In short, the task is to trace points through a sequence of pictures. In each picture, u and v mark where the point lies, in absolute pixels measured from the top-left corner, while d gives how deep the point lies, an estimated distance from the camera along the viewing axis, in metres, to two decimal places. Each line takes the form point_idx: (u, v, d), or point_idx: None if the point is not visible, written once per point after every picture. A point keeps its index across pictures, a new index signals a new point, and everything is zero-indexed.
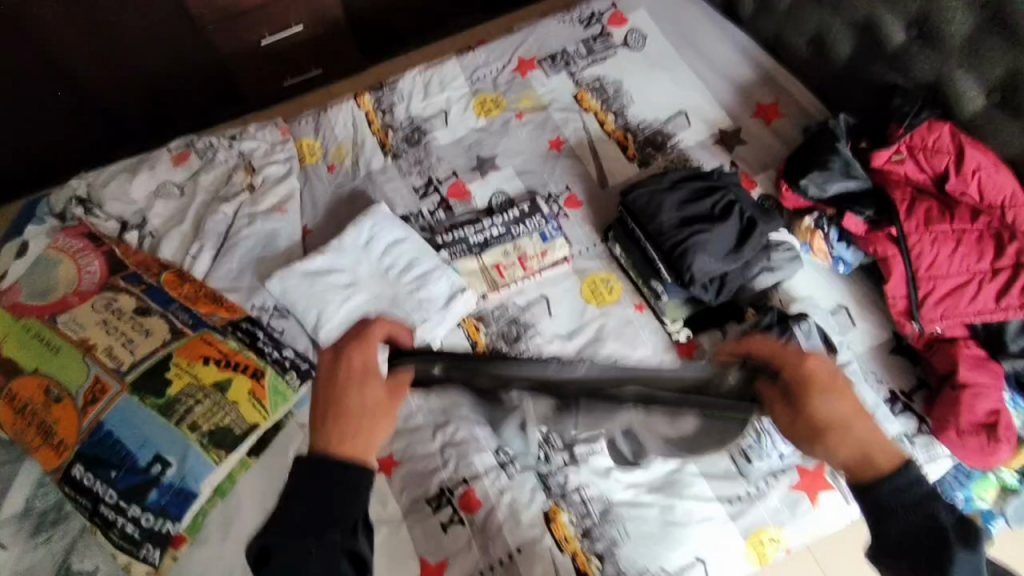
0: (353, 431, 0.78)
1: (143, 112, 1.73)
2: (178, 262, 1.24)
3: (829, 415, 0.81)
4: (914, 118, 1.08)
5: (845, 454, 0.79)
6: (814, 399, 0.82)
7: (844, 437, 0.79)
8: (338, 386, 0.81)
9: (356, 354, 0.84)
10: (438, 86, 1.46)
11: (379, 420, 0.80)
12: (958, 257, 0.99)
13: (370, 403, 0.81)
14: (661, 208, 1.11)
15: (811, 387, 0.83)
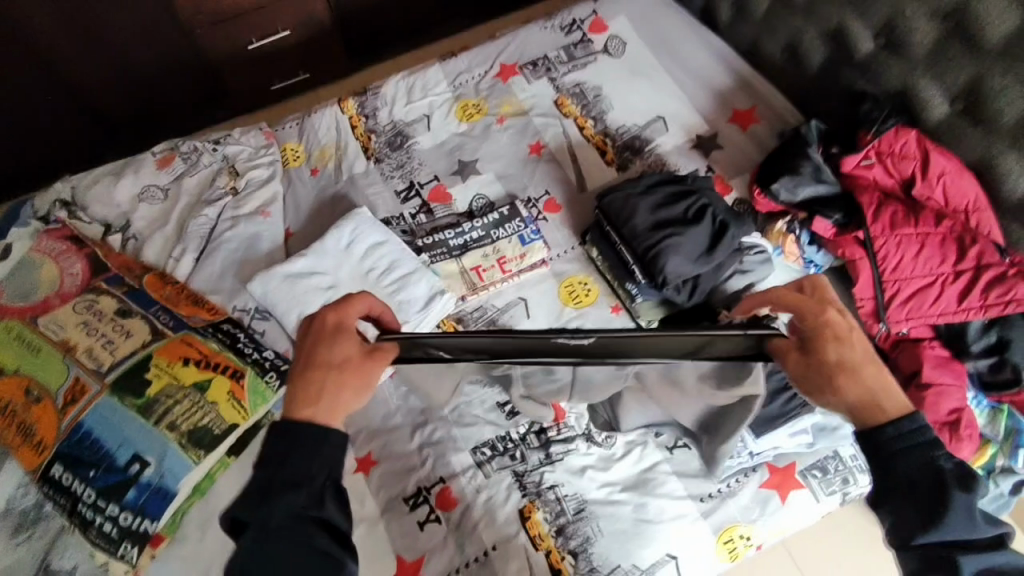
0: (325, 386, 0.75)
1: (130, 116, 1.74)
2: (161, 264, 1.26)
3: (841, 361, 0.76)
4: (882, 125, 1.10)
5: (850, 395, 0.76)
6: (828, 343, 0.76)
7: (854, 379, 0.76)
8: (314, 342, 0.79)
9: (333, 311, 0.80)
10: (421, 91, 1.48)
11: (352, 378, 0.77)
12: (922, 259, 1.01)
13: (345, 361, 0.77)
14: (636, 212, 1.13)
15: (825, 331, 0.77)
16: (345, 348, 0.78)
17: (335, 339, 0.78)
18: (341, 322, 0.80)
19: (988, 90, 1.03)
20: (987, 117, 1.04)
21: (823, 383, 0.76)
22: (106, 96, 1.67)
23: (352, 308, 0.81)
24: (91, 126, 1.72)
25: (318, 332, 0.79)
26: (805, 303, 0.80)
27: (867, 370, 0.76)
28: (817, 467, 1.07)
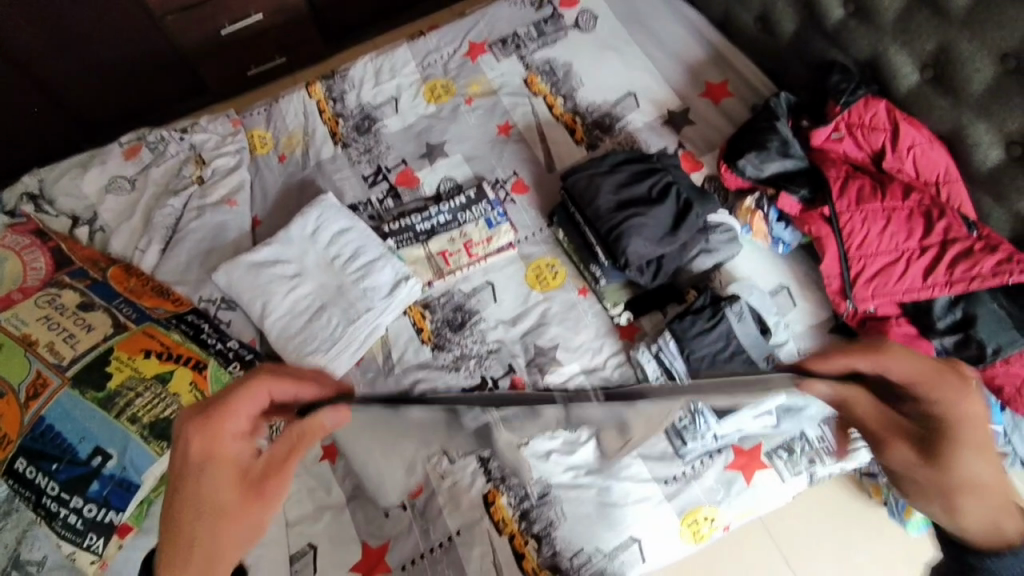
0: (196, 528, 0.60)
1: (104, 107, 1.72)
2: (127, 256, 1.25)
3: (989, 481, 0.53)
4: (852, 96, 1.08)
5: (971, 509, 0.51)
6: (958, 447, 0.54)
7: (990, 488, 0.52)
8: (182, 464, 0.62)
9: (196, 430, 0.61)
10: (389, 73, 1.45)
11: (228, 518, 0.61)
12: (888, 234, 0.99)
13: (211, 492, 0.61)
14: (599, 192, 1.11)
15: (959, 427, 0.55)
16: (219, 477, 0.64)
17: (200, 465, 0.61)
18: (209, 442, 0.61)
19: (956, 58, 1.00)
20: (956, 88, 1.01)
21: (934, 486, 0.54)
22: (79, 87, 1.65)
23: (230, 415, 0.62)
24: (64, 117, 1.69)
25: (186, 454, 0.62)
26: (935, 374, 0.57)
27: (1000, 488, 0.52)
28: (783, 447, 1.06)
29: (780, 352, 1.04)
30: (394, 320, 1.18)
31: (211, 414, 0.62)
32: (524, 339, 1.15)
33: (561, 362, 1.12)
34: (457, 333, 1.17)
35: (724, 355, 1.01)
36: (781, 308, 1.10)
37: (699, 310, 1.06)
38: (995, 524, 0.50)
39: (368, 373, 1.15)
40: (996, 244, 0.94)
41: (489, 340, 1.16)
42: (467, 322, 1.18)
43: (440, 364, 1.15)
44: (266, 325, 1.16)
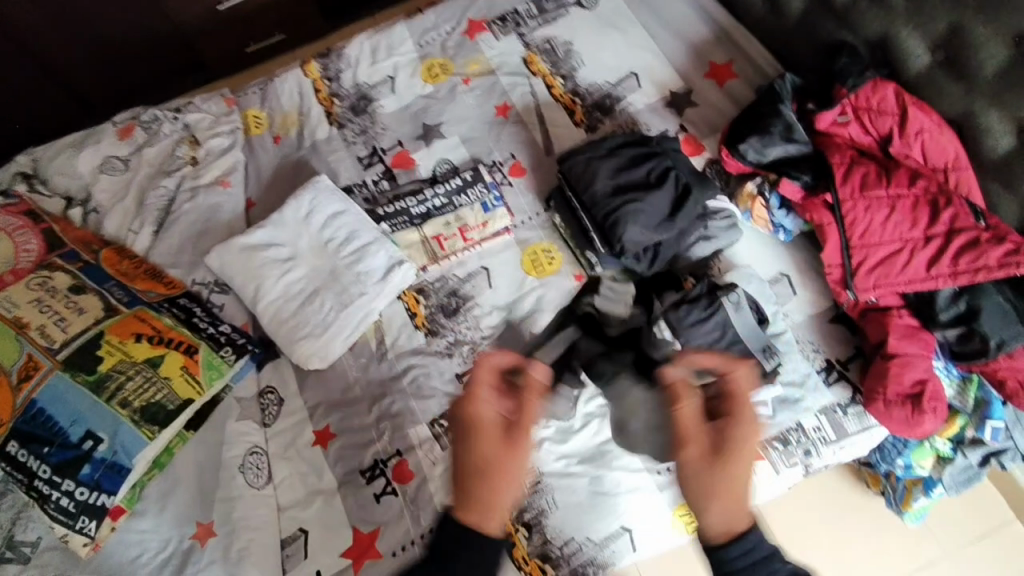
0: (493, 488, 0.76)
1: (101, 88, 1.69)
2: (120, 238, 1.24)
3: (735, 484, 0.73)
4: (858, 79, 1.05)
5: (719, 515, 0.72)
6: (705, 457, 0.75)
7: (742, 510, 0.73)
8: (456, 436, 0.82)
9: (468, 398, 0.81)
10: (386, 51, 1.42)
11: (494, 451, 0.78)
12: (893, 223, 0.96)
13: (490, 458, 0.77)
14: (596, 175, 1.08)
15: (737, 446, 0.74)
16: (483, 445, 0.78)
17: (473, 439, 0.79)
18: (475, 420, 0.80)
19: (970, 41, 0.96)
20: (968, 72, 0.98)
21: (706, 492, 0.73)
22: (70, 66, 1.61)
23: (481, 384, 0.82)
24: (62, 95, 1.66)
25: (464, 431, 0.80)
26: (745, 411, 0.76)
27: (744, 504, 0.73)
28: (779, 438, 1.00)
29: (776, 343, 1.03)
30: (388, 305, 1.17)
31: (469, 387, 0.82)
32: (519, 325, 1.13)
33: None
34: (451, 318, 1.16)
35: (719, 346, 1.00)
36: (780, 297, 1.08)
37: (695, 300, 1.01)
38: (729, 527, 0.72)
39: (361, 358, 1.14)
40: (1004, 234, 0.91)
41: (484, 327, 1.14)
42: (462, 307, 1.16)
43: (434, 350, 1.13)
44: (258, 309, 1.15)
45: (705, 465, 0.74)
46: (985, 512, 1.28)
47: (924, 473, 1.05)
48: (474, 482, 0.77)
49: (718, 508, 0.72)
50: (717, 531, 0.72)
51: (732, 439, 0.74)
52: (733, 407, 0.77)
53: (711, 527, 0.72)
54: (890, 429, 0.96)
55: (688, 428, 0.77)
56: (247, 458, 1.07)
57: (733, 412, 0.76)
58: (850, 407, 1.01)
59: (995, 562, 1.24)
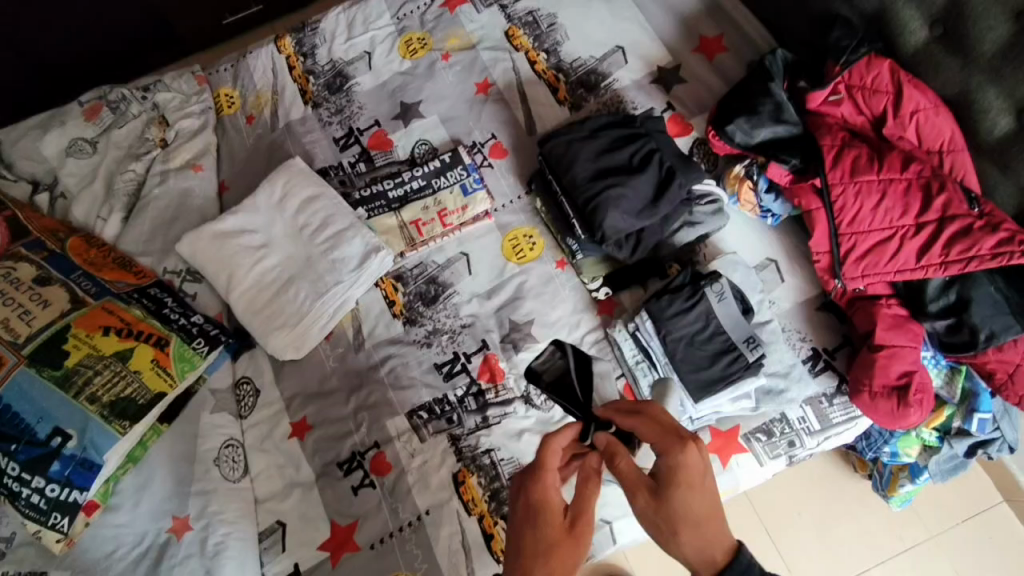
0: None
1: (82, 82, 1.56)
2: (88, 225, 1.20)
3: (685, 514, 0.61)
4: (852, 54, 0.99)
5: (693, 552, 0.61)
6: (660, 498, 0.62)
7: (713, 534, 0.61)
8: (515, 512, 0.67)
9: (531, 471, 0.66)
10: (362, 25, 1.35)
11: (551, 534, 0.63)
12: (882, 209, 0.92)
13: (556, 545, 0.63)
14: (576, 159, 1.04)
15: (676, 473, 0.62)
16: (545, 527, 0.64)
17: (536, 520, 0.64)
18: (539, 499, 0.65)
19: (970, 13, 0.91)
20: (968, 46, 0.93)
21: (665, 535, 0.61)
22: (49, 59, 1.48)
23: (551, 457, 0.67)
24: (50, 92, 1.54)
25: (529, 512, 0.65)
26: (668, 436, 0.64)
27: (715, 524, 0.61)
28: (761, 430, 0.98)
29: (761, 333, 1.00)
30: (365, 293, 1.14)
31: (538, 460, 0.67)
32: (499, 313, 1.10)
33: (536, 339, 1.08)
34: (430, 306, 1.13)
35: (702, 336, 0.98)
36: (767, 284, 1.05)
37: (678, 289, 1.01)
38: (707, 556, 0.60)
39: (338, 347, 1.12)
40: (999, 222, 0.87)
41: (463, 314, 1.11)
42: (441, 295, 1.13)
43: (412, 339, 1.11)
44: (231, 299, 1.12)
45: (655, 515, 0.62)
46: (973, 494, 1.27)
47: (910, 460, 1.04)
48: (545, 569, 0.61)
49: (688, 543, 0.61)
50: (699, 561, 0.61)
51: (666, 474, 0.62)
52: (665, 443, 0.64)
53: (694, 564, 0.61)
54: (875, 421, 0.94)
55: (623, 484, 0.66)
56: (222, 451, 1.05)
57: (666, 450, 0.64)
58: (836, 397, 0.99)
59: (982, 543, 1.23)
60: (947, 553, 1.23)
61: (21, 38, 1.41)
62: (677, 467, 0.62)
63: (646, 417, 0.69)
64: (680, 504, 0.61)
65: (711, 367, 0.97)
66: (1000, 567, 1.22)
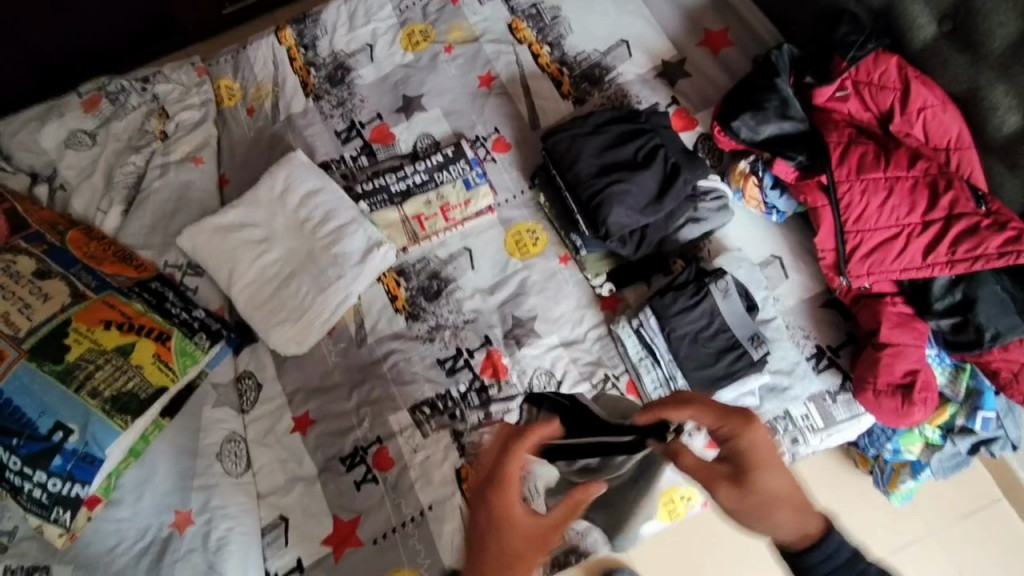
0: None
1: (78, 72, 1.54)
2: (88, 218, 1.20)
3: (770, 494, 0.62)
4: (860, 51, 0.98)
5: (786, 527, 0.63)
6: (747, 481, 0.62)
7: (802, 510, 0.63)
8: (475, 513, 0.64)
9: (497, 471, 0.63)
10: (363, 17, 1.34)
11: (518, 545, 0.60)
12: (889, 207, 0.92)
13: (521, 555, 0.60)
14: (580, 155, 1.03)
15: (753, 454, 0.63)
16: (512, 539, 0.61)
17: (501, 530, 0.61)
18: (505, 510, 0.61)
19: (979, 9, 0.90)
20: (977, 43, 0.92)
21: (758, 517, 0.63)
22: (46, 50, 1.46)
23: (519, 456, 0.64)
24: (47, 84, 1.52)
25: (488, 519, 0.62)
26: (732, 420, 0.64)
27: (799, 495, 0.63)
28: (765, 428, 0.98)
29: (765, 330, 1.00)
30: (367, 287, 1.13)
31: (504, 456, 0.64)
32: (502, 309, 1.10)
33: (539, 335, 1.08)
34: (432, 302, 1.12)
35: (706, 333, 0.97)
36: (771, 281, 1.05)
37: (683, 285, 1.00)
38: (805, 529, 0.63)
39: (340, 342, 1.11)
40: (1006, 221, 0.87)
41: (465, 310, 1.11)
42: (443, 290, 1.13)
43: (415, 334, 1.10)
44: (233, 293, 1.11)
45: (746, 504, 0.63)
46: (973, 491, 1.27)
47: (912, 458, 1.04)
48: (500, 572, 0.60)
49: (784, 519, 0.62)
50: (797, 536, 0.63)
51: (743, 457, 0.63)
52: (730, 427, 0.64)
53: (790, 538, 0.63)
54: (879, 419, 0.94)
55: (698, 475, 0.66)
56: (225, 445, 1.05)
57: (733, 434, 0.64)
58: (839, 394, 0.99)
59: (981, 541, 1.24)
60: (947, 550, 1.23)
61: (18, 30, 1.39)
62: (756, 441, 0.63)
63: (693, 405, 0.67)
64: (767, 484, 0.62)
65: (714, 364, 0.97)
66: (998, 564, 1.22)
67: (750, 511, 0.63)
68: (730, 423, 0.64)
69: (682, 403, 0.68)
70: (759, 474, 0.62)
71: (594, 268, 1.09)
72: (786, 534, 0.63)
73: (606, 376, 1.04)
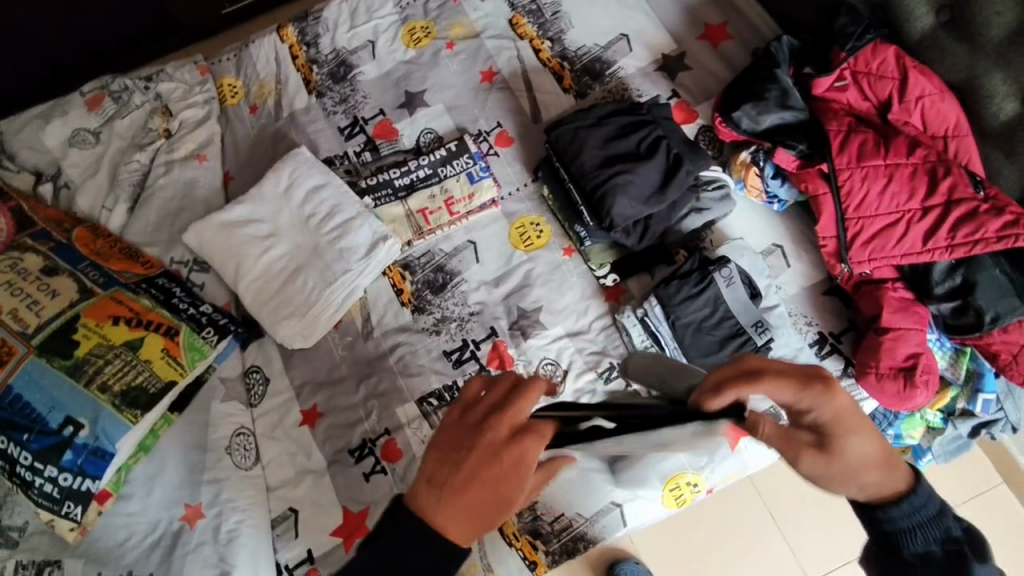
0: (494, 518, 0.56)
1: (78, 71, 1.54)
2: (94, 216, 1.20)
3: (860, 462, 0.61)
4: (858, 41, 1.00)
5: (870, 486, 0.64)
6: (838, 450, 0.60)
7: (888, 472, 0.63)
8: (468, 445, 0.54)
9: (532, 436, 0.54)
10: (365, 14, 1.35)
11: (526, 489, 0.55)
12: (889, 194, 0.93)
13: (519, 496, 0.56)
14: (584, 147, 1.04)
15: (841, 421, 0.59)
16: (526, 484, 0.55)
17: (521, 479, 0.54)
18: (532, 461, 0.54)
19: None
20: (974, 32, 0.94)
21: (846, 480, 0.62)
22: (46, 50, 1.46)
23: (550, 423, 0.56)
24: (46, 83, 1.52)
25: (515, 465, 0.53)
26: (815, 390, 0.58)
27: (885, 449, 0.62)
28: None
29: (768, 317, 1.01)
30: (373, 281, 1.14)
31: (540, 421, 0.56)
32: (507, 301, 1.11)
33: (544, 325, 1.09)
34: (438, 295, 1.13)
35: (710, 322, 0.99)
36: (773, 269, 1.06)
37: (687, 274, 1.02)
38: (887, 485, 0.64)
39: (347, 336, 1.12)
40: (1004, 206, 0.88)
41: (471, 302, 1.12)
42: (448, 284, 1.14)
43: (420, 327, 1.11)
44: (240, 288, 1.12)
45: (833, 471, 0.61)
46: (973, 476, 1.29)
47: (914, 442, 1.06)
48: (479, 521, 0.55)
49: (870, 481, 0.63)
50: (877, 490, 0.64)
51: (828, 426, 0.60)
52: (812, 398, 0.59)
53: (871, 492, 0.65)
54: (881, 402, 0.95)
55: (777, 444, 0.63)
56: (233, 439, 1.05)
57: (816, 404, 0.59)
58: (842, 379, 1.01)
59: (981, 524, 1.26)
60: None
61: (19, 30, 1.39)
62: (847, 408, 0.59)
63: (770, 379, 0.57)
64: (854, 450, 0.60)
65: (718, 351, 0.98)
66: (997, 547, 1.24)
67: (837, 477, 0.62)
68: (817, 395, 0.58)
69: (757, 380, 0.59)
70: (850, 441, 0.60)
71: (598, 258, 1.10)
72: (871, 489, 0.64)
73: (611, 365, 1.05)
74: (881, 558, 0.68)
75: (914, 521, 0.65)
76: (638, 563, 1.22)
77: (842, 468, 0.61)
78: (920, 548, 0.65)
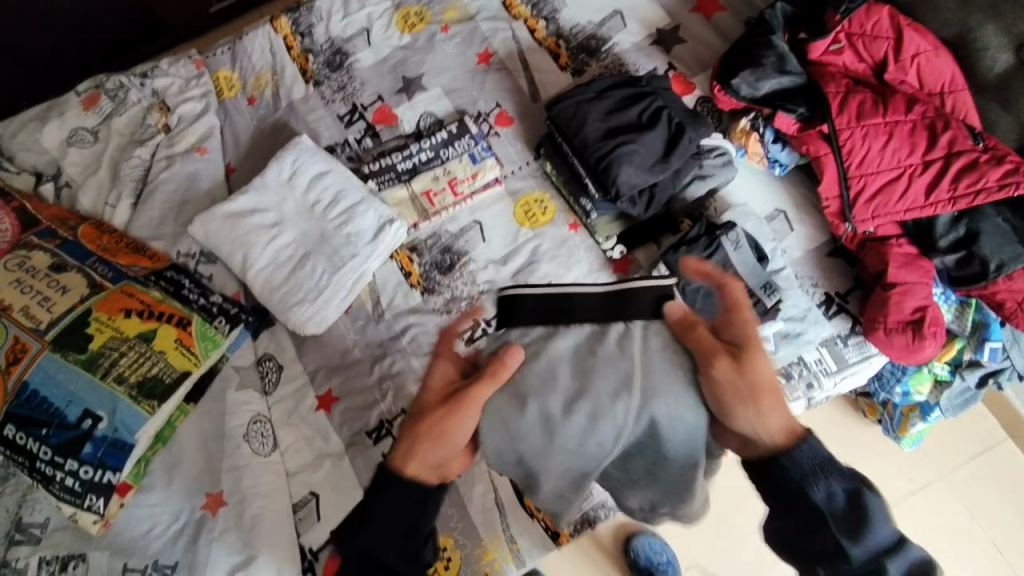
0: (418, 436, 0.70)
1: (69, 73, 1.53)
2: (97, 213, 1.20)
3: (763, 377, 0.66)
4: (852, 3, 1.03)
5: (767, 411, 0.66)
6: (754, 354, 0.67)
7: (786, 401, 0.67)
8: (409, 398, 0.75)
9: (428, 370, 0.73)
10: (358, 1, 1.34)
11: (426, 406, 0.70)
12: (890, 150, 0.96)
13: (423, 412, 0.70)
14: (586, 119, 1.06)
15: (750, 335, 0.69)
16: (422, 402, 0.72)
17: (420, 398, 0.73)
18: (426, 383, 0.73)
19: None
20: None
21: (747, 395, 0.66)
22: (33, 50, 1.44)
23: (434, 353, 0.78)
24: (36, 84, 1.51)
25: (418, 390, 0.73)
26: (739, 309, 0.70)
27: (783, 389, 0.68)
28: (782, 373, 1.00)
29: (776, 279, 1.03)
30: (381, 265, 1.14)
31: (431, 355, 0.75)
32: (515, 279, 1.12)
33: None
34: (446, 275, 1.14)
35: None
36: (778, 234, 1.08)
37: (694, 240, 1.03)
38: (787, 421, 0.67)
39: (358, 320, 1.13)
40: (1003, 155, 0.91)
41: (479, 282, 1.13)
42: (456, 264, 1.14)
43: (431, 307, 1.12)
44: (249, 277, 1.11)
45: (726, 384, 0.67)
46: (978, 433, 1.31)
47: (921, 399, 1.08)
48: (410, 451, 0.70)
49: (766, 408, 0.66)
50: (778, 423, 0.67)
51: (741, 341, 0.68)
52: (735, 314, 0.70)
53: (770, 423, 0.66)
54: (891, 357, 0.97)
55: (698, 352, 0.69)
56: (251, 427, 1.05)
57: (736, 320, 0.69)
58: (850, 337, 1.02)
59: (990, 480, 1.28)
60: (957, 491, 1.27)
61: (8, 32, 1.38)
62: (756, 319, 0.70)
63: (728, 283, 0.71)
64: (764, 365, 0.68)
65: None
66: (1007, 500, 1.27)
67: (736, 392, 0.66)
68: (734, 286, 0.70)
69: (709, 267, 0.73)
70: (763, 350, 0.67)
71: (603, 228, 1.11)
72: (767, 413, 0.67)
73: None
74: (775, 496, 0.66)
75: (816, 461, 0.65)
76: (655, 536, 1.22)
77: (740, 381, 0.66)
78: (823, 490, 0.64)
